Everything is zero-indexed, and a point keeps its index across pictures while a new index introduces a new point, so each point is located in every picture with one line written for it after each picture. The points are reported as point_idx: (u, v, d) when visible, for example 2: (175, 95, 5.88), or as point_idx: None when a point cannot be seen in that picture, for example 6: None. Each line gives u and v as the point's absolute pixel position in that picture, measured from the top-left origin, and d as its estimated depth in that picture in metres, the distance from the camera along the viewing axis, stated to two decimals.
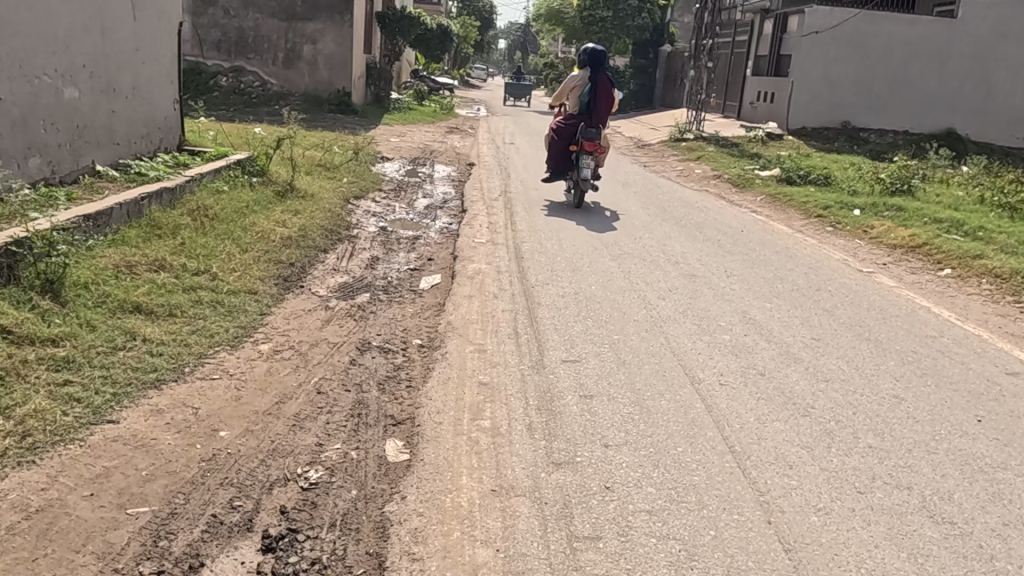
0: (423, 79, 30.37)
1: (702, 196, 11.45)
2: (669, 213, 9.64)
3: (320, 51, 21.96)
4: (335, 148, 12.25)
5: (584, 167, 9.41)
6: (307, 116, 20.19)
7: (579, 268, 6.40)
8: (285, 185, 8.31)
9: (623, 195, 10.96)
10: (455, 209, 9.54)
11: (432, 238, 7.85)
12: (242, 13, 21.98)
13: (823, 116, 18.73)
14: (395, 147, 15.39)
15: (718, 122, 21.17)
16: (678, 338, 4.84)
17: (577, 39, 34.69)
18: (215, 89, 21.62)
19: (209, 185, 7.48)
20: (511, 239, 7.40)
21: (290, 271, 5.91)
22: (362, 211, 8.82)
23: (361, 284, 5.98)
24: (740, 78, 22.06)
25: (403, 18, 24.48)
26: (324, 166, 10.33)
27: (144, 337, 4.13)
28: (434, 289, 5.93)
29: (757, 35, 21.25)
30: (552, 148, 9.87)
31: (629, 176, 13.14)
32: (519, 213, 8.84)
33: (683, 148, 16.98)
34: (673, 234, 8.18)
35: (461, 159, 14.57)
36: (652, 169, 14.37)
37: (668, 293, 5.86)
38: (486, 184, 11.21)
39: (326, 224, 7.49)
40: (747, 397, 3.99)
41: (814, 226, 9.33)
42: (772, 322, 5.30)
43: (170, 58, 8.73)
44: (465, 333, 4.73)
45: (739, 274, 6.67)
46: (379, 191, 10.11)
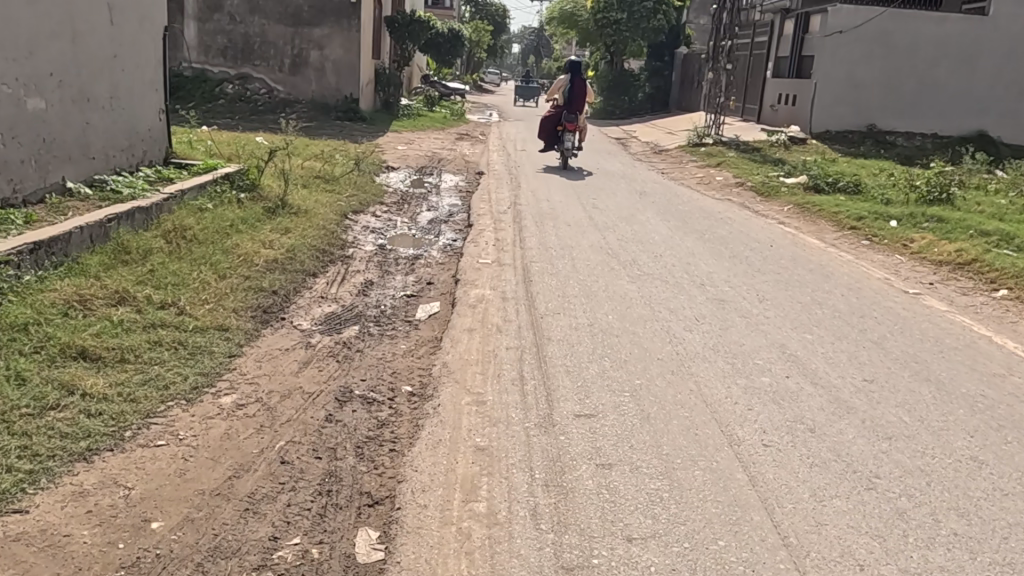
0: (433, 84, 29.80)
1: (724, 206, 10.77)
2: (691, 225, 8.96)
3: (327, 57, 21.44)
4: (337, 158, 11.67)
5: (566, 140, 13.06)
6: (313, 123, 19.68)
7: (593, 294, 5.74)
8: (276, 200, 7.70)
9: (641, 205, 10.30)
10: (462, 222, 8.91)
11: (434, 257, 7.22)
12: (248, 19, 21.54)
13: (847, 118, 17.97)
14: (402, 155, 14.81)
15: (737, 126, 20.44)
16: (710, 384, 4.16)
17: (591, 42, 34.04)
18: (220, 97, 21.17)
19: (192, 203, 6.88)
20: (519, 259, 6.75)
21: (271, 300, 5.29)
22: (360, 227, 8.21)
23: (350, 314, 5.35)
24: (759, 80, 21.32)
25: (412, 23, 23.94)
26: (322, 178, 9.72)
27: (83, 391, 3.53)
28: (431, 320, 5.29)
29: (778, 35, 20.52)
30: (545, 131, 13.86)
31: (646, 184, 12.48)
32: (528, 228, 8.20)
33: (701, 154, 16.30)
34: (697, 251, 7.49)
35: (470, 167, 13.97)
36: (670, 177, 13.70)
37: (694, 324, 5.17)
38: (494, 195, 10.59)
39: (318, 243, 6.87)
40: (797, 464, 3.32)
41: (848, 239, 8.64)
42: (816, 360, 4.60)
43: (155, 64, 8.15)
44: (462, 378, 4.09)
45: (772, 298, 5.97)
46: (381, 204, 9.50)
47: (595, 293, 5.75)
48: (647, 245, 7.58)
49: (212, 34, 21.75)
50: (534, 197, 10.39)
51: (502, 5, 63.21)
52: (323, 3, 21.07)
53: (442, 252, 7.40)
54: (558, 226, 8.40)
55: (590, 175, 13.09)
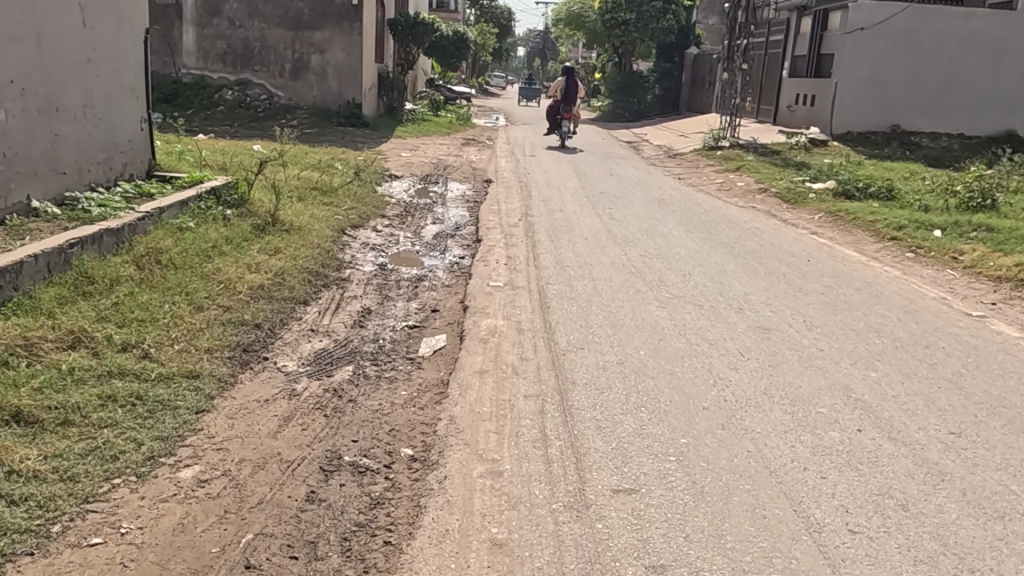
0: (438, 88, 29.15)
1: (750, 214, 10.07)
2: (717, 237, 8.27)
3: (329, 61, 20.83)
4: (336, 168, 11.01)
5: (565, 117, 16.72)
6: (315, 130, 19.07)
7: (620, 323, 5.06)
8: (266, 217, 7.04)
9: (661, 214, 9.62)
10: (470, 237, 8.25)
11: (440, 278, 6.55)
12: (248, 23, 20.97)
13: (870, 119, 17.25)
14: (406, 162, 14.17)
15: (753, 128, 19.72)
16: (770, 443, 3.47)
17: (599, 43, 33.36)
18: (220, 103, 20.60)
19: (171, 222, 6.22)
20: (534, 281, 6.08)
21: (252, 337, 4.62)
22: (359, 243, 7.55)
23: (343, 352, 4.67)
24: (775, 80, 20.61)
25: (416, 25, 23.33)
26: (320, 191, 9.07)
27: (9, 468, 2.86)
28: (436, 357, 4.62)
29: (794, 34, 19.80)
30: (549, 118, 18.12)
31: (664, 191, 11.80)
32: (542, 243, 7.53)
33: (719, 158, 15.60)
34: (729, 268, 6.80)
35: (477, 174, 13.31)
36: (688, 182, 13.01)
37: (739, 360, 4.49)
38: (503, 205, 9.93)
39: (311, 266, 6.21)
40: (897, 560, 2.64)
41: (890, 251, 7.93)
42: (889, 408, 3.91)
43: (135, 70, 7.50)
44: (473, 438, 3.41)
45: (822, 325, 5.28)
46: (382, 217, 8.84)
47: (623, 322, 5.07)
48: (673, 262, 6.90)
49: (211, 39, 21.19)
50: (546, 207, 9.72)
51: (508, 8, 62.54)
52: (324, 6, 20.46)
53: (448, 272, 6.73)
54: (575, 240, 7.73)
55: (604, 182, 12.42)
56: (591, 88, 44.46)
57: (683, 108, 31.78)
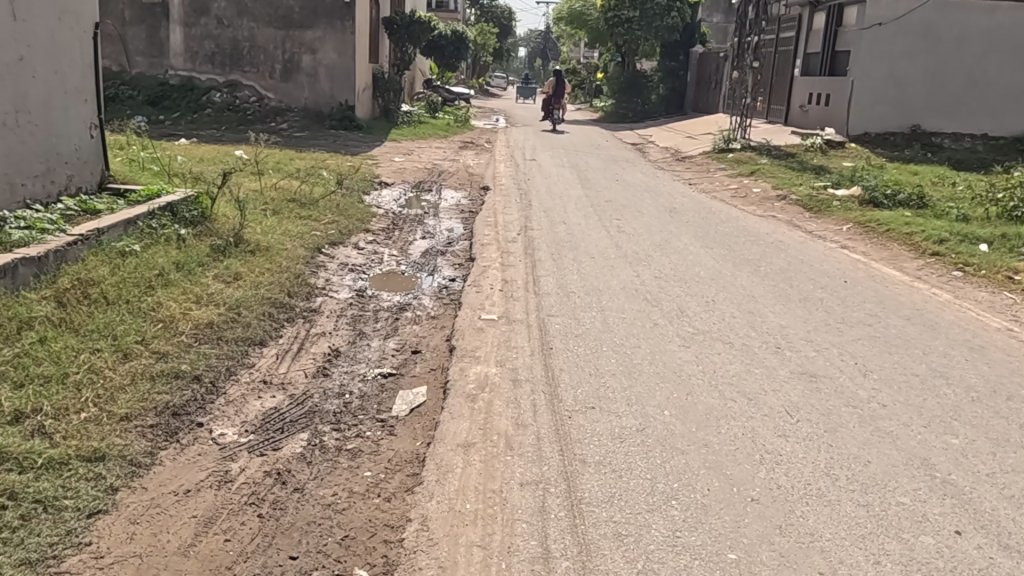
0: (436, 89, 28.26)
1: (771, 225, 9.19)
2: (739, 253, 7.40)
3: (320, 61, 19.97)
4: (320, 176, 10.14)
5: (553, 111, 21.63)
6: (305, 133, 18.22)
7: (637, 371, 4.19)
8: (229, 236, 6.18)
9: (674, 226, 8.74)
10: (463, 254, 7.38)
11: (426, 306, 5.67)
12: (236, 23, 20.14)
13: (888, 119, 16.37)
14: (399, 168, 13.28)
15: (765, 128, 18.83)
16: (848, 561, 2.60)
17: (602, 41, 32.48)
18: (207, 106, 19.74)
19: (113, 244, 5.37)
20: (534, 313, 5.20)
21: (186, 396, 3.77)
22: (337, 264, 6.67)
23: (298, 412, 3.81)
24: (787, 78, 19.72)
25: (412, 23, 22.47)
26: (298, 204, 8.20)
27: None
28: (412, 419, 3.74)
29: (807, 30, 18.92)
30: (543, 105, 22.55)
31: (675, 198, 10.94)
32: (543, 263, 6.65)
33: (731, 161, 14.71)
34: (757, 293, 5.93)
35: (475, 181, 12.43)
36: (701, 189, 12.13)
37: (788, 425, 3.61)
38: (501, 216, 9.05)
39: (275, 295, 5.34)
40: None
41: (934, 269, 7.06)
42: (992, 498, 3.03)
43: (84, 68, 6.65)
44: (450, 559, 2.56)
45: (880, 370, 4.40)
46: (367, 231, 7.97)
47: (641, 370, 4.20)
48: (693, 286, 6.03)
49: (199, 40, 20.35)
50: (548, 218, 8.85)
51: (508, 8, 61.66)
52: (315, 4, 19.63)
53: (435, 299, 5.85)
54: (580, 259, 6.86)
55: (610, 189, 11.55)
56: (593, 88, 43.54)
57: (688, 109, 30.85)
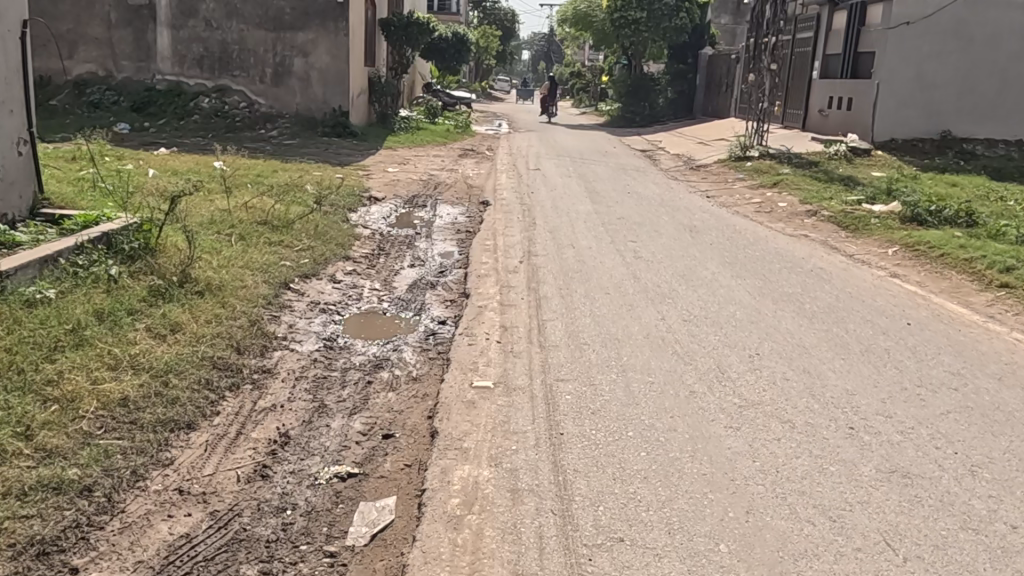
0: (436, 93, 27.26)
1: (805, 247, 8.17)
2: (777, 285, 6.38)
3: (313, 65, 19.01)
4: (300, 194, 9.16)
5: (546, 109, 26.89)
6: (296, 140, 17.23)
7: (677, 474, 3.16)
8: (175, 274, 5.18)
9: (697, 250, 7.72)
10: (456, 287, 6.37)
11: (406, 363, 4.65)
12: (226, 25, 19.19)
13: (917, 124, 15.34)
14: (392, 180, 12.26)
15: (782, 134, 17.81)
16: None
17: (608, 44, 31.48)
18: (195, 112, 18.75)
19: (19, 292, 4.36)
20: (540, 376, 4.18)
21: (63, 522, 2.76)
22: (306, 303, 5.67)
23: (216, 542, 2.79)
24: (805, 81, 18.69)
25: (410, 25, 21.48)
26: (269, 228, 7.20)
27: None
28: (373, 553, 2.73)
29: (826, 30, 17.90)
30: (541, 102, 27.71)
31: (694, 215, 9.92)
32: (549, 301, 5.64)
33: (750, 171, 13.70)
34: (809, 343, 4.91)
35: (474, 195, 11.42)
36: (720, 202, 11.11)
37: (895, 571, 2.59)
38: (501, 237, 8.05)
39: (220, 354, 4.33)
40: None
41: (1007, 305, 6.04)
42: None
43: (7, 72, 5.64)
44: None
45: (993, 464, 3.39)
46: (347, 259, 6.97)
47: (681, 471, 3.18)
48: (730, 333, 5.01)
49: (187, 43, 19.40)
50: (555, 241, 7.84)
51: (512, 10, 60.64)
52: (306, 5, 18.69)
53: (420, 352, 4.84)
54: (593, 294, 5.85)
55: (623, 203, 10.53)
56: (599, 92, 42.47)
57: (697, 112, 29.80)
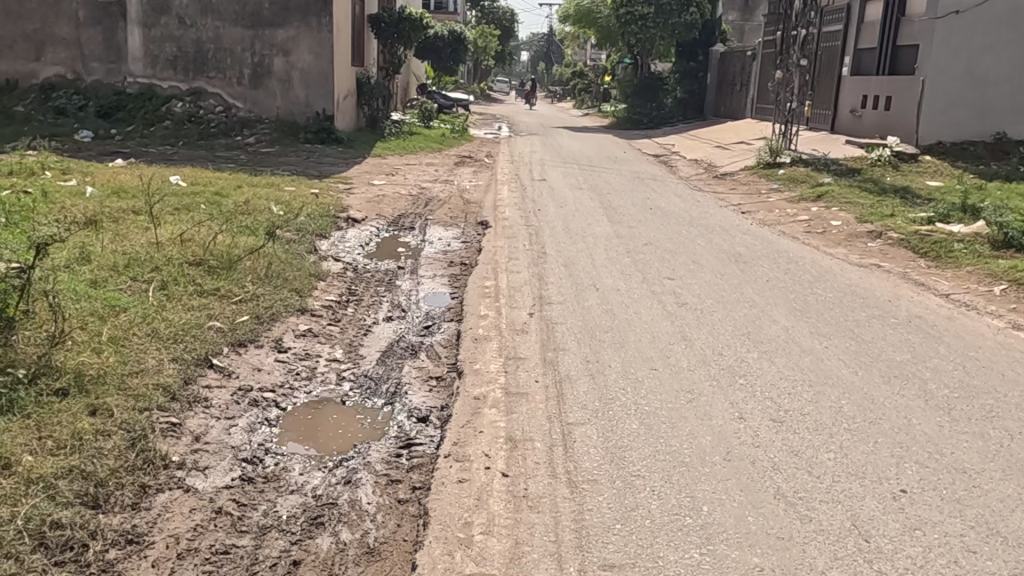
0: (431, 95, 25.52)
1: (884, 283, 6.55)
2: (877, 349, 4.75)
3: (294, 64, 17.38)
4: (259, 222, 7.55)
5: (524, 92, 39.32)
6: (276, 148, 15.59)
7: None
8: (28, 364, 3.56)
9: (754, 289, 6.07)
10: (446, 354, 4.74)
11: (360, 511, 2.99)
12: (200, 22, 17.57)
13: (966, 127, 13.73)
14: (377, 194, 10.62)
15: (811, 137, 16.17)
16: None
17: (613, 43, 29.82)
18: (166, 117, 17.10)
19: None
20: (574, 563, 2.52)
21: None
22: (232, 392, 4.01)
23: None
24: (834, 80, 17.03)
25: (401, 21, 19.89)
26: (203, 271, 5.58)
27: None
28: None
29: (857, 22, 16.27)
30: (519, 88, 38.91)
31: (733, 239, 8.29)
32: (575, 384, 4.00)
33: (785, 181, 12.08)
34: (972, 466, 3.26)
35: (471, 213, 9.78)
36: (759, 220, 9.48)
37: None
38: (504, 272, 6.44)
39: (62, 516, 2.70)
40: None
41: None
42: None
43: None
44: None
45: None
46: (307, 309, 5.36)
47: None
48: (849, 450, 3.36)
49: (159, 42, 17.77)
50: (573, 279, 6.20)
51: (512, 9, 58.90)
52: None
53: (383, 487, 3.16)
54: (637, 370, 4.21)
55: (647, 223, 8.91)
56: (603, 92, 40.75)
57: (709, 113, 28.16)
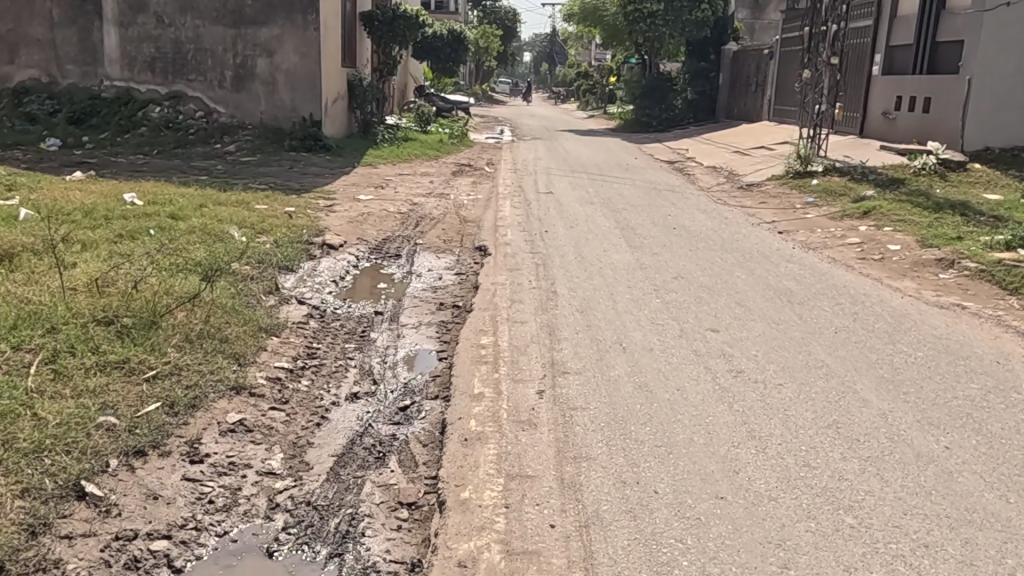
0: (430, 98, 24.23)
1: (981, 332, 5.24)
2: (1019, 452, 3.45)
3: (279, 66, 16.09)
4: (209, 257, 6.28)
5: None
6: (258, 157, 14.33)
7: None
8: None
9: (825, 348, 4.76)
10: (424, 460, 3.44)
11: None
12: (179, 21, 16.28)
13: (1017, 130, 12.41)
14: (361, 212, 9.33)
15: (841, 142, 14.87)
16: None
17: (621, 41, 28.48)
18: (142, 123, 15.84)
19: None
20: None
21: None
22: (102, 547, 2.73)
23: None
24: (864, 80, 15.70)
25: (396, 19, 18.60)
26: (113, 333, 4.30)
27: None
28: None
29: (890, 17, 14.95)
30: None
31: (777, 269, 6.99)
32: (611, 534, 2.71)
33: (821, 193, 10.79)
34: None
35: (467, 236, 8.48)
36: (801, 243, 8.18)
37: None
38: (505, 323, 5.13)
39: None
40: None
41: None
42: None
43: None
44: None
45: None
46: (247, 386, 4.07)
47: None
48: None
49: (136, 43, 16.47)
50: (594, 334, 4.89)
51: (513, 9, 57.51)
52: None
53: None
54: (698, 501, 2.93)
55: (673, 249, 7.61)
56: (608, 93, 39.34)
57: (720, 115, 26.76)
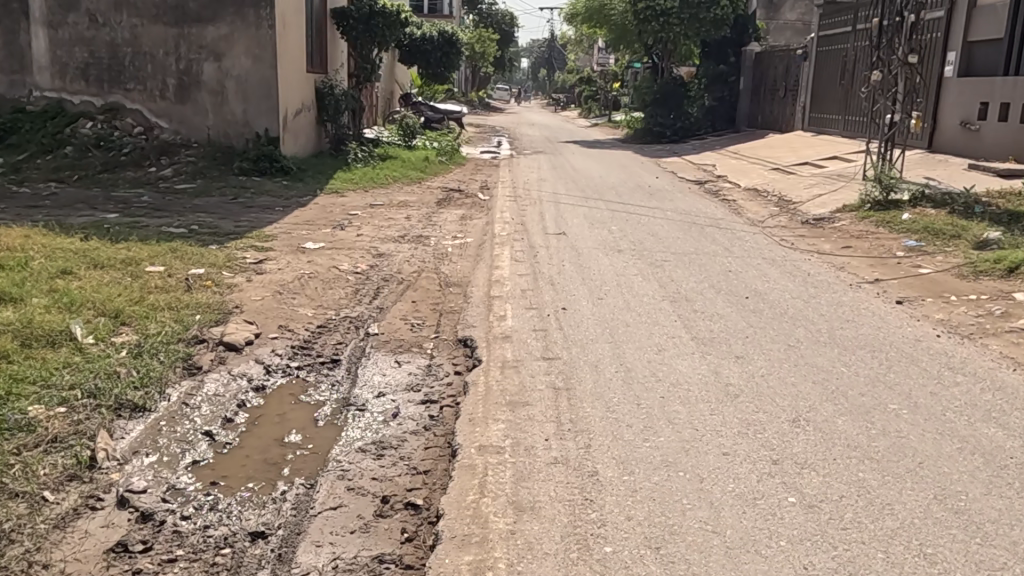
0: (417, 108, 21.53)
1: None
2: None
3: (229, 71, 13.36)
4: None
5: None
6: (198, 183, 11.65)
7: None
8: None
9: None
10: None
11: None
12: (115, 19, 13.50)
13: None
14: (301, 273, 6.63)
15: (915, 160, 12.19)
16: None
17: (626, 46, 25.42)
18: (69, 142, 13.11)
19: None
20: None
21: None
22: None
23: None
24: (936, 84, 13.01)
25: (374, 16, 15.98)
26: None
27: None
28: None
29: (971, 6, 12.24)
30: None
31: (949, 391, 4.28)
32: None
33: (925, 233, 8.10)
34: None
35: (448, 315, 5.77)
36: (945, 326, 5.49)
37: None
38: None
39: None
40: None
41: None
42: None
43: None
44: None
45: None
46: None
47: None
48: None
49: (67, 46, 13.73)
50: None
51: (509, 12, 54.84)
52: None
53: None
54: None
55: (764, 346, 4.90)
56: (612, 99, 36.67)
57: (742, 124, 23.97)
